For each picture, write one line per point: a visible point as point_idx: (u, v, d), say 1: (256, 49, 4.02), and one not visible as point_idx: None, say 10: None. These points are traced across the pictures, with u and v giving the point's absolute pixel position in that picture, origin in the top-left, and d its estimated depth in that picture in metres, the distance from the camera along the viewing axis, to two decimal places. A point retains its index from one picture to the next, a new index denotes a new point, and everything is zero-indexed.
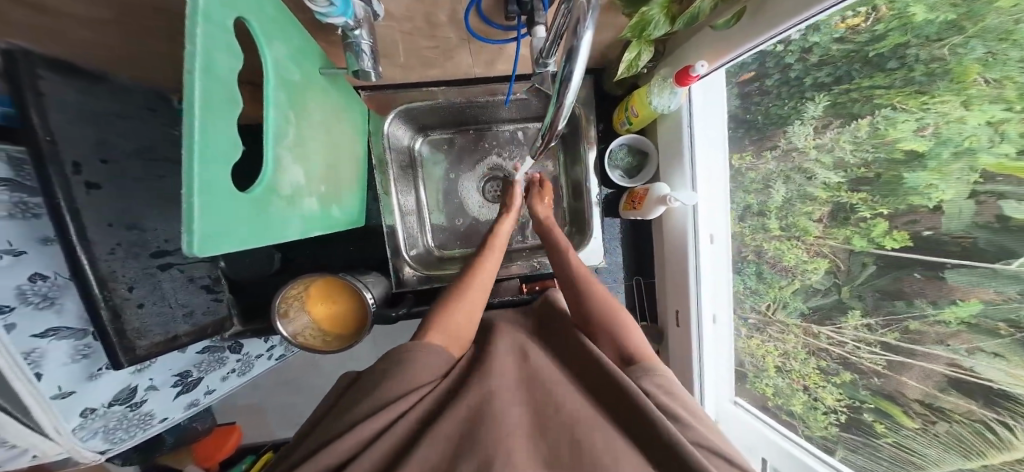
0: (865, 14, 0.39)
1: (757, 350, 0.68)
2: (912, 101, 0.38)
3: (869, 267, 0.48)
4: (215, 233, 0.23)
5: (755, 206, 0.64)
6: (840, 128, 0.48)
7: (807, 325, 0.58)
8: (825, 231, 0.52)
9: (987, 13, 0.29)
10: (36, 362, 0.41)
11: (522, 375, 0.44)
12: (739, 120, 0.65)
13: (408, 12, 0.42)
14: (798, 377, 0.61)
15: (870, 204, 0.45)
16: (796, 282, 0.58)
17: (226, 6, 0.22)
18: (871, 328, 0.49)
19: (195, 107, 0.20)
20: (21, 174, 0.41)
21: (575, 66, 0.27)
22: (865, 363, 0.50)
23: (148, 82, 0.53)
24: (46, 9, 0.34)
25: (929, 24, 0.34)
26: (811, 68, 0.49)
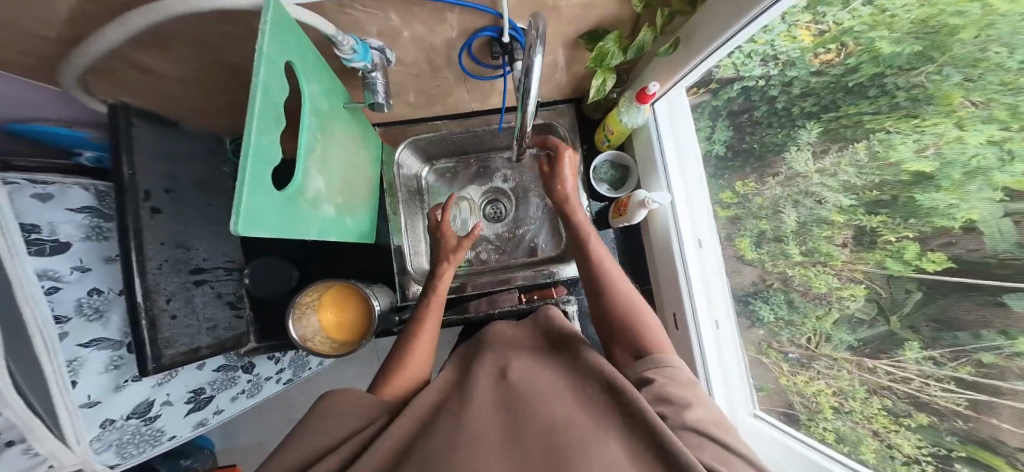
0: (837, 49, 0.43)
1: (805, 388, 0.56)
2: (904, 124, 0.38)
3: (914, 293, 0.40)
4: (257, 219, 0.29)
5: (770, 232, 0.59)
6: (838, 152, 0.46)
7: (859, 358, 0.47)
8: (852, 255, 0.45)
9: (950, 43, 0.31)
10: (76, 369, 0.45)
11: (501, 389, 0.42)
12: (736, 150, 0.65)
13: (415, 58, 0.52)
14: (862, 420, 0.47)
15: (892, 225, 0.40)
16: (834, 311, 0.49)
17: (280, 50, 0.30)
18: (938, 362, 0.38)
19: (253, 122, 0.27)
20: (105, 202, 0.51)
21: (532, 79, 0.33)
22: (941, 402, 0.38)
23: (212, 127, 0.66)
24: (152, 72, 0.46)
25: (897, 55, 0.36)
26: (795, 99, 0.51)
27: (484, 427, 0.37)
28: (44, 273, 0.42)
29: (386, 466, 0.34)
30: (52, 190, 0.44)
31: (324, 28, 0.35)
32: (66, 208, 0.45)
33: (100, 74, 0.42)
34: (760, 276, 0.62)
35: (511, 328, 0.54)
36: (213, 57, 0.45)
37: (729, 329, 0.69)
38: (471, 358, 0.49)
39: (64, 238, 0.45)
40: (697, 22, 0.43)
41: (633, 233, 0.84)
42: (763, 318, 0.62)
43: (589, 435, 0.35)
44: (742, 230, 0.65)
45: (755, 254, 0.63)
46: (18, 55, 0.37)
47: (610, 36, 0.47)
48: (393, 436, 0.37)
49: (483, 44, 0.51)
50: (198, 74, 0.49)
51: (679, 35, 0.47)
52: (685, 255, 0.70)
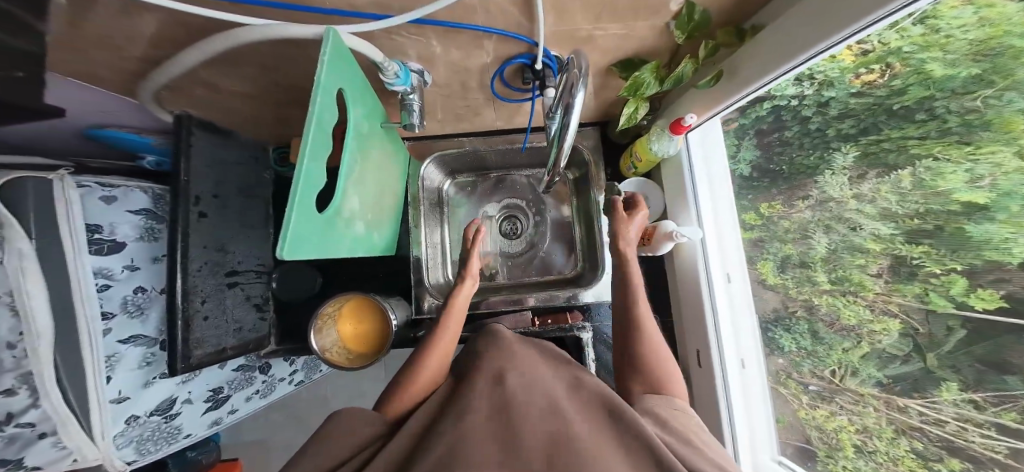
0: (880, 70, 0.39)
1: (826, 424, 0.52)
2: (956, 151, 0.34)
3: (957, 331, 0.36)
4: (299, 242, 0.30)
5: (797, 257, 0.56)
6: (879, 178, 0.43)
7: (889, 397, 0.44)
8: (886, 286, 0.42)
9: (1015, 68, 0.27)
10: (113, 365, 0.48)
11: (501, 392, 0.38)
12: (763, 170, 0.62)
13: (449, 81, 0.53)
14: (886, 461, 0.43)
15: (937, 258, 0.37)
16: (864, 345, 0.46)
17: (333, 79, 0.31)
18: (980, 406, 0.34)
19: (307, 149, 0.28)
20: (157, 205, 0.55)
21: (571, 117, 0.33)
22: (979, 449, 0.35)
23: (259, 137, 0.70)
24: (218, 88, 0.48)
25: (952, 79, 0.33)
26: (832, 120, 0.48)
27: (483, 441, 0.32)
28: (99, 271, 0.46)
29: None
30: (116, 193, 0.49)
31: (372, 55, 0.36)
32: (126, 210, 0.51)
33: (170, 89, 0.46)
34: (783, 302, 0.59)
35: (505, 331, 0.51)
36: (268, 81, 0.48)
37: (757, 371, 0.65)
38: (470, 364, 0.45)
39: (121, 238, 0.49)
40: (742, 58, 0.43)
41: (655, 260, 0.82)
42: (783, 346, 0.60)
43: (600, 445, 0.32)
44: (765, 253, 0.62)
45: (779, 279, 0.60)
46: (103, 68, 0.41)
47: (646, 67, 0.47)
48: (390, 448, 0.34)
49: (515, 71, 0.51)
50: (256, 93, 0.51)
51: (723, 68, 0.46)
52: (712, 289, 0.67)
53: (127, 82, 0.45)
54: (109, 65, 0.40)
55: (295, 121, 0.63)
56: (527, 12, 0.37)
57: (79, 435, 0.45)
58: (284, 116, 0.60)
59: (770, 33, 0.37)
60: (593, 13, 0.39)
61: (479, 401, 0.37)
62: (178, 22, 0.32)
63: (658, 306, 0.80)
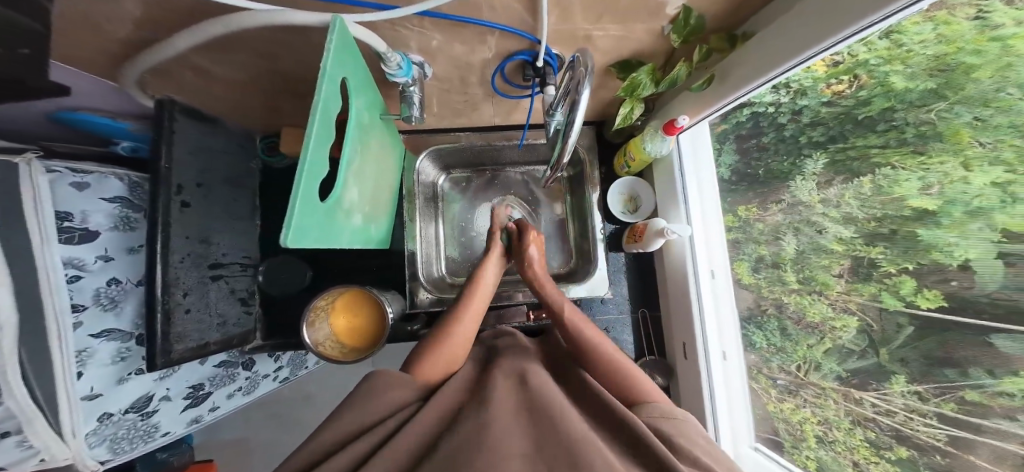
0: (848, 81, 0.43)
1: (791, 417, 0.59)
2: (910, 160, 0.39)
3: (906, 328, 0.42)
4: (301, 231, 0.29)
5: (769, 258, 0.61)
6: (843, 184, 0.48)
7: (847, 389, 0.50)
8: (847, 286, 0.48)
9: (965, 82, 0.32)
10: (84, 360, 0.45)
11: (523, 393, 0.42)
12: (741, 174, 0.67)
13: (449, 74, 0.53)
14: (844, 451, 0.50)
15: (891, 258, 0.42)
16: (826, 341, 0.51)
17: (338, 68, 0.30)
18: (923, 396, 0.41)
19: (311, 138, 0.27)
20: (133, 193, 0.52)
21: (576, 115, 0.35)
22: (922, 437, 0.41)
23: (247, 126, 0.67)
24: (207, 74, 0.46)
25: (911, 91, 0.37)
26: (805, 127, 0.52)
27: (506, 435, 0.35)
28: (69, 261, 0.43)
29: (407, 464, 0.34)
30: (88, 180, 0.46)
31: (377, 45, 0.36)
32: (98, 197, 0.47)
33: (154, 73, 0.44)
34: (755, 300, 0.65)
35: (531, 345, 0.55)
36: (266, 68, 0.46)
37: (738, 362, 0.69)
38: (491, 365, 0.49)
39: (93, 227, 0.46)
40: (733, 62, 0.45)
41: (643, 256, 0.85)
42: (756, 342, 0.65)
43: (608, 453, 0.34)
44: (741, 254, 0.67)
45: (753, 278, 0.65)
46: (87, 50, 0.38)
47: (643, 68, 0.49)
48: (414, 431, 0.36)
49: (516, 67, 0.52)
50: (248, 79, 0.49)
51: (715, 72, 0.49)
52: (698, 283, 0.70)
53: (107, 63, 0.41)
54: (95, 48, 0.37)
55: (287, 110, 0.61)
56: (531, 9, 0.38)
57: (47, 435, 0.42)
58: (275, 103, 0.58)
59: (760, 43, 0.40)
60: (594, 14, 0.40)
61: (502, 400, 0.40)
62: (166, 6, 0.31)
63: (647, 302, 0.83)
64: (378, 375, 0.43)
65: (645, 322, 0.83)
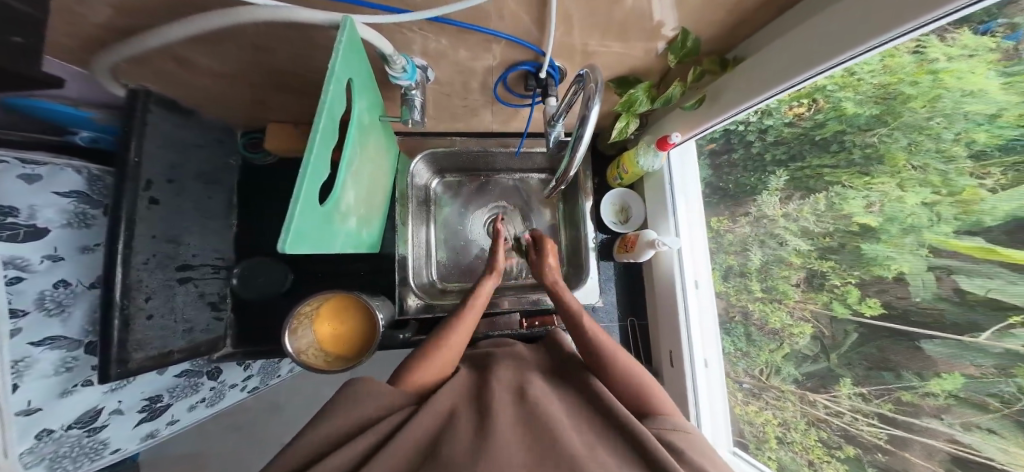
0: (808, 104, 0.50)
1: (756, 419, 0.64)
2: (857, 181, 0.46)
3: (852, 334, 0.48)
4: (300, 237, 0.25)
5: (737, 267, 0.68)
6: (801, 200, 0.55)
7: (803, 392, 0.56)
8: (804, 295, 0.54)
9: (902, 110, 0.40)
10: (20, 372, 0.39)
11: (523, 402, 0.42)
12: (715, 188, 0.73)
13: (451, 79, 0.53)
14: (802, 451, 0.56)
15: (840, 271, 0.49)
16: (785, 347, 0.58)
17: (345, 68, 0.28)
18: (866, 397, 0.47)
19: (317, 138, 0.24)
20: (92, 187, 0.46)
21: (586, 129, 0.35)
22: (867, 436, 0.47)
23: (227, 119, 0.63)
24: (191, 65, 0.42)
25: (859, 117, 0.44)
26: (769, 145, 0.59)
27: (508, 440, 0.36)
28: (11, 261, 0.37)
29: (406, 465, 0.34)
30: (41, 172, 0.40)
31: (383, 47, 0.35)
32: (52, 191, 0.41)
33: (132, 62, 0.39)
34: (725, 308, 0.71)
35: (528, 354, 0.55)
36: (261, 59, 0.44)
37: (717, 369, 0.71)
38: (489, 373, 0.49)
39: (42, 224, 0.40)
40: (723, 84, 0.48)
41: (631, 266, 0.88)
42: (725, 348, 0.70)
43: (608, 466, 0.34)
44: (714, 264, 0.74)
45: (723, 286, 0.71)
46: (61, 37, 0.33)
47: (641, 85, 0.51)
48: (411, 436, 0.37)
49: (519, 76, 0.53)
50: (235, 72, 0.46)
51: (705, 93, 0.52)
52: (684, 292, 0.73)
53: (75, 49, 0.36)
54: (69, 33, 0.33)
55: (273, 104, 0.58)
56: (542, 23, 0.38)
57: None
58: (261, 96, 0.55)
59: (749, 68, 0.43)
60: (601, 33, 0.42)
61: (503, 411, 0.40)
62: None
63: (634, 310, 0.86)
64: (376, 379, 0.44)
65: (634, 330, 0.86)
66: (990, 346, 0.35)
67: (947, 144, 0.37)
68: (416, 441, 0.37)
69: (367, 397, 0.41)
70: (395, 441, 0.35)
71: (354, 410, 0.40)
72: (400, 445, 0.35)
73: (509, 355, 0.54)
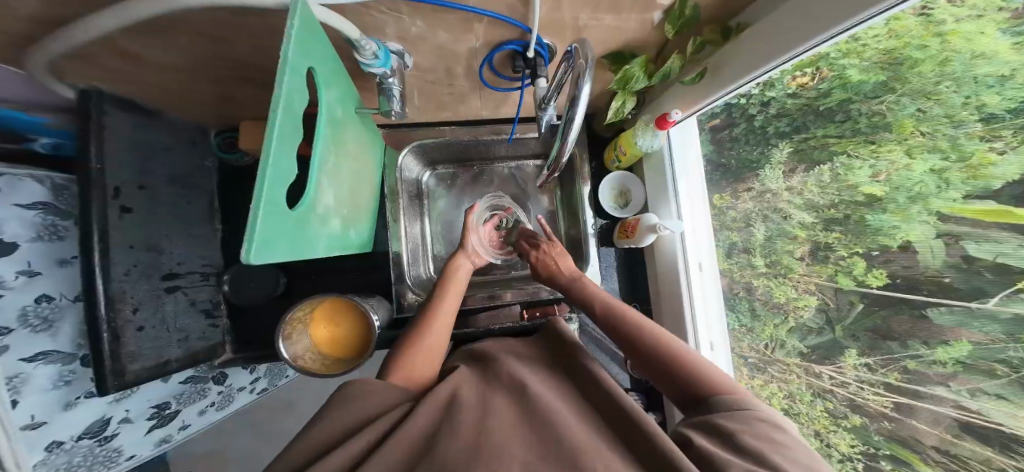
0: (812, 74, 0.45)
1: (761, 391, 0.64)
2: (864, 149, 0.43)
3: (857, 305, 0.47)
4: (268, 245, 0.23)
5: (741, 244, 0.66)
6: (805, 173, 0.52)
7: (808, 364, 0.55)
8: (810, 268, 0.52)
9: (910, 76, 0.36)
10: (17, 388, 0.38)
11: (523, 400, 0.41)
12: (716, 164, 0.70)
13: (432, 65, 0.50)
14: (807, 421, 0.55)
15: (846, 242, 0.47)
16: (790, 320, 0.56)
17: (302, 56, 0.26)
18: (871, 368, 0.46)
19: (275, 135, 0.22)
20: (59, 198, 0.44)
21: (577, 111, 0.33)
22: (873, 405, 0.46)
23: (193, 117, 0.59)
24: (139, 58, 0.39)
25: (864, 84, 0.41)
26: (772, 118, 0.55)
27: (508, 439, 0.35)
28: None
29: (402, 464, 0.33)
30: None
31: (349, 31, 0.32)
32: (13, 203, 0.38)
33: (73, 58, 0.35)
34: (729, 285, 0.69)
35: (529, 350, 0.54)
36: (222, 48, 0.41)
37: (723, 350, 0.70)
38: (489, 370, 0.48)
39: (9, 238, 0.37)
40: (725, 55, 0.45)
41: (632, 250, 0.86)
42: (730, 325, 0.70)
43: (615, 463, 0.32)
44: (716, 241, 0.72)
45: (726, 264, 0.70)
46: None
47: (636, 60, 0.48)
48: (406, 436, 0.36)
49: (505, 57, 0.49)
50: (191, 61, 0.43)
51: (707, 66, 0.49)
52: (688, 277, 0.71)
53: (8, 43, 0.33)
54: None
55: (240, 97, 0.56)
56: None
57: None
58: (228, 91, 0.53)
59: (751, 37, 0.40)
60: (590, 4, 0.38)
61: (501, 410, 0.39)
62: None
63: (637, 294, 0.85)
64: (374, 380, 0.42)
65: None
66: (1001, 312, 0.33)
67: (955, 109, 0.33)
68: (413, 440, 0.36)
69: (366, 396, 0.40)
70: (391, 439, 0.35)
71: (350, 410, 0.39)
72: (393, 447, 0.34)
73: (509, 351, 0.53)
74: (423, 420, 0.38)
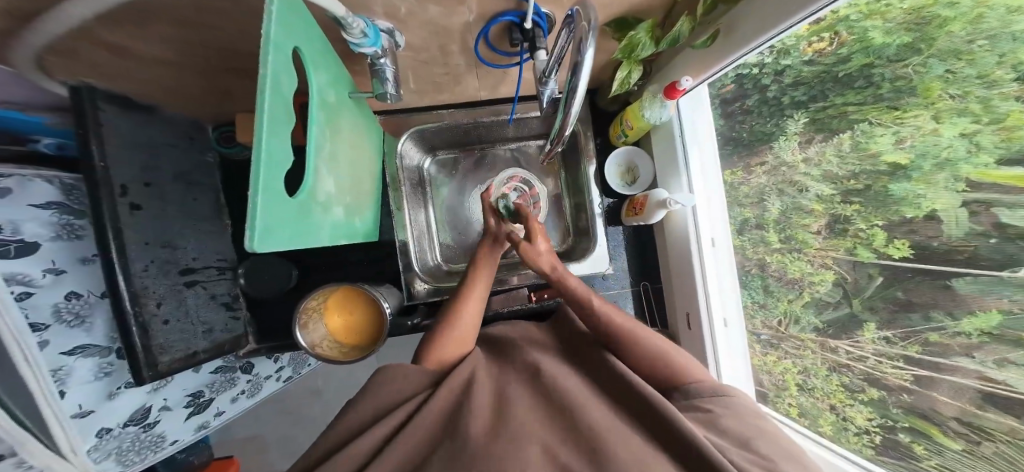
0: (829, 39, 0.43)
1: (775, 367, 0.64)
2: (887, 115, 0.40)
3: (876, 278, 0.45)
4: (269, 232, 0.23)
5: (754, 220, 0.64)
6: (823, 143, 0.50)
7: (823, 339, 0.54)
8: (826, 243, 0.50)
9: (939, 36, 0.33)
10: (63, 379, 0.40)
11: (540, 383, 0.41)
12: (727, 138, 0.68)
13: (425, 43, 0.48)
14: (822, 396, 0.55)
15: (866, 214, 0.44)
16: (806, 295, 0.55)
17: (284, 34, 0.25)
18: (890, 341, 0.45)
19: (265, 120, 0.21)
20: (72, 198, 0.45)
21: (579, 79, 0.31)
22: (891, 379, 0.45)
23: (192, 113, 0.60)
24: (125, 53, 0.39)
25: (887, 47, 0.38)
26: (787, 88, 0.52)
27: (526, 427, 0.35)
28: (14, 277, 0.36)
29: (419, 457, 0.35)
30: (9, 184, 0.37)
31: (335, 9, 0.31)
32: (27, 204, 0.39)
33: (62, 57, 0.35)
34: (740, 263, 0.69)
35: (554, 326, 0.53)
36: (207, 34, 0.40)
37: (737, 328, 0.69)
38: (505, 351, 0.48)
39: (30, 238, 0.39)
40: (737, 18, 0.42)
41: (641, 230, 0.85)
42: (741, 301, 0.69)
43: (636, 449, 0.33)
44: (729, 218, 0.70)
45: (739, 240, 0.68)
46: None
47: (643, 25, 0.45)
48: (423, 426, 0.36)
49: (501, 30, 0.47)
50: (176, 50, 0.42)
51: (719, 26, 0.45)
52: (701, 254, 0.69)
53: None
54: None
55: (234, 91, 0.57)
56: None
57: (52, 456, 0.38)
58: (221, 84, 0.54)
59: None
60: None
61: (517, 396, 0.40)
62: None
63: (647, 275, 0.84)
64: (390, 368, 0.43)
65: (647, 293, 0.84)
66: None
67: (989, 68, 0.30)
68: (429, 429, 0.37)
69: (382, 386, 0.41)
70: (408, 431, 0.36)
71: (367, 400, 0.40)
72: (409, 438, 0.35)
73: (523, 333, 0.52)
74: (443, 404, 0.39)
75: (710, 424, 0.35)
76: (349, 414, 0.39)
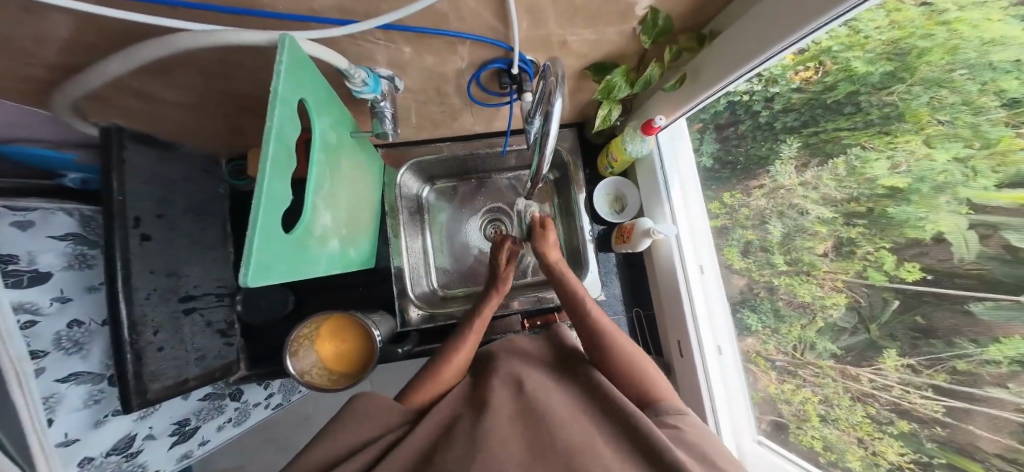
0: (815, 68, 0.45)
1: (792, 396, 0.58)
2: (879, 141, 0.41)
3: (892, 302, 0.43)
4: (263, 268, 0.25)
5: (757, 243, 0.62)
6: (819, 167, 0.50)
7: (842, 367, 0.49)
8: (834, 265, 0.49)
9: (918, 65, 0.35)
10: (52, 407, 0.40)
11: (519, 406, 0.43)
12: (722, 162, 0.68)
13: (422, 86, 0.52)
14: (848, 428, 0.49)
15: (870, 237, 0.44)
16: (818, 321, 0.52)
17: (291, 89, 0.28)
18: (915, 369, 0.41)
19: (267, 167, 0.24)
20: (88, 228, 0.48)
21: (551, 124, 0.34)
22: (921, 410, 0.41)
23: (208, 147, 0.65)
24: (148, 93, 0.44)
25: (872, 74, 0.39)
26: (778, 114, 0.54)
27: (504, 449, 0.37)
28: (22, 306, 0.38)
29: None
30: (33, 217, 0.41)
31: (337, 62, 0.35)
32: (47, 236, 0.42)
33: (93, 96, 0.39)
34: (747, 285, 0.65)
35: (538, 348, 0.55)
36: (226, 81, 0.45)
37: (733, 354, 0.69)
38: (485, 377, 0.50)
39: (44, 268, 0.41)
40: (704, 60, 0.45)
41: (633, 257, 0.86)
42: (750, 325, 0.65)
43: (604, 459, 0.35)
44: (730, 240, 0.69)
45: (743, 263, 0.66)
46: (19, 67, 0.34)
47: (617, 70, 0.50)
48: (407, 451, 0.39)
49: (492, 75, 0.51)
50: (193, 93, 0.46)
51: (688, 71, 0.49)
52: (689, 280, 0.71)
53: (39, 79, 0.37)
54: (29, 57, 0.33)
55: (248, 129, 0.62)
56: (499, 16, 0.36)
57: None
58: (235, 123, 0.59)
59: (725, 43, 0.40)
60: (563, 19, 0.39)
61: (498, 419, 0.41)
62: (95, 24, 0.29)
63: (641, 302, 0.84)
64: (374, 396, 0.45)
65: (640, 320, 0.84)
66: None
67: (972, 95, 0.31)
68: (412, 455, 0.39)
69: (366, 414, 0.43)
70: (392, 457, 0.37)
71: (350, 429, 0.41)
72: (395, 461, 0.37)
73: (506, 347, 0.55)
74: (421, 435, 0.41)
75: (676, 440, 0.38)
76: (330, 444, 0.40)
